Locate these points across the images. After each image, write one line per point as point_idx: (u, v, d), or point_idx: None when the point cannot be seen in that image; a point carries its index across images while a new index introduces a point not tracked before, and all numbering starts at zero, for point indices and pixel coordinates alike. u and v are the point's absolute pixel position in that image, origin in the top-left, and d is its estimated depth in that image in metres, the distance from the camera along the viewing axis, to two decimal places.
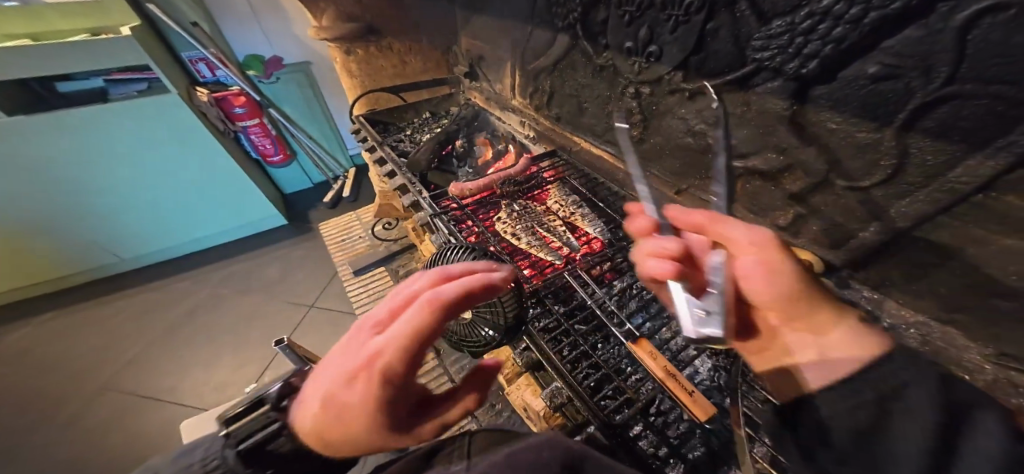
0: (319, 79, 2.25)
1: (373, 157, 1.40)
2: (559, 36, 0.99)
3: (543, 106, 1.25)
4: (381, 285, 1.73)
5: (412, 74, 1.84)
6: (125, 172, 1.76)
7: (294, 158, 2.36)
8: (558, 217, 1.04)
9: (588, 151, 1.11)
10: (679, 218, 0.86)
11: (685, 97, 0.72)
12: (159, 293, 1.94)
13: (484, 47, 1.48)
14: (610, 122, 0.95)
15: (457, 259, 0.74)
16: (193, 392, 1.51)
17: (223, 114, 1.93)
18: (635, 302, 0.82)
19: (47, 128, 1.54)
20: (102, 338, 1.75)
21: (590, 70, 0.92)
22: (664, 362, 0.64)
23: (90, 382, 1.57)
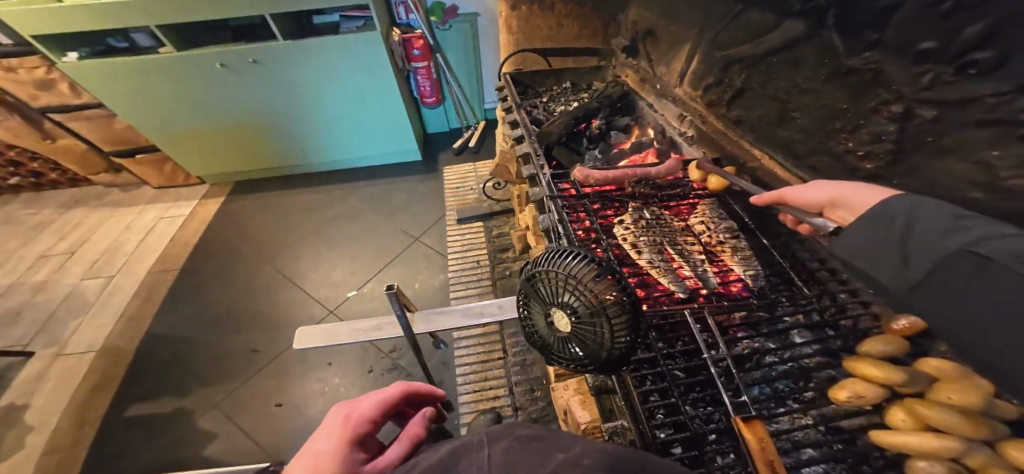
0: (481, 34, 2.28)
1: (509, 119, 1.40)
2: (789, 21, 0.78)
3: (719, 103, 1.07)
4: (473, 239, 1.84)
5: (563, 40, 1.74)
6: (343, 97, 2.05)
7: (443, 103, 2.49)
8: (697, 240, 0.93)
9: (769, 171, 0.87)
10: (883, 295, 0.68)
11: (1015, 136, 0.44)
12: (306, 193, 2.30)
13: (659, 21, 1.31)
14: (825, 144, 0.74)
15: (568, 265, 0.68)
16: (314, 284, 1.77)
17: (405, 53, 2.11)
18: (758, 373, 0.69)
19: (299, 50, 1.83)
20: (261, 218, 2.15)
21: (825, 72, 0.71)
22: (768, 448, 0.50)
23: (248, 252, 1.95)
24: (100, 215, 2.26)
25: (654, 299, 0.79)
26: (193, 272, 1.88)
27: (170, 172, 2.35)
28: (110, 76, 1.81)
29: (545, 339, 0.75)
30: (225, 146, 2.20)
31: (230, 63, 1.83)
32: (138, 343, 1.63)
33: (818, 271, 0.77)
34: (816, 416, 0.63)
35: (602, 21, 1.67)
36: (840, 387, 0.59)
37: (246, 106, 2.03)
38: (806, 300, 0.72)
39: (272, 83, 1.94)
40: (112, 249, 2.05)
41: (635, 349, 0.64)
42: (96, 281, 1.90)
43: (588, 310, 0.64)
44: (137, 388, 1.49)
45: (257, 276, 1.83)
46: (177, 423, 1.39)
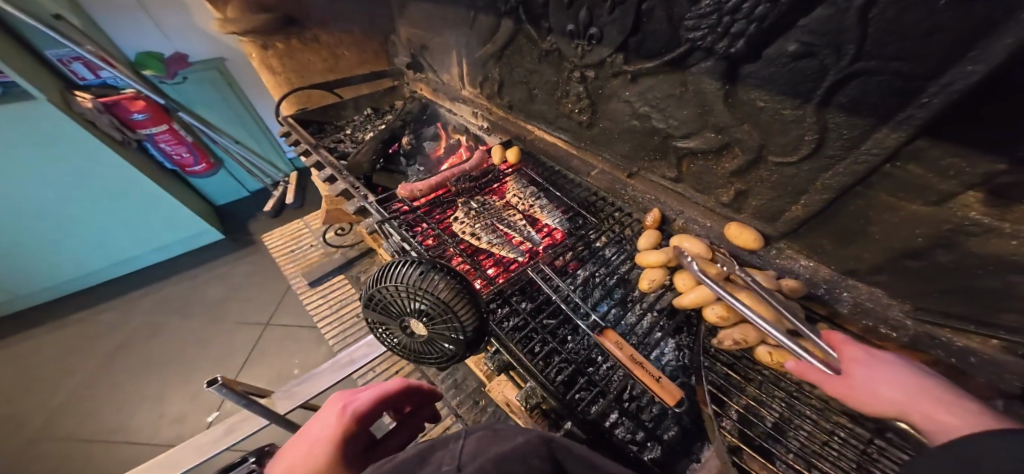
0: (235, 78, 2.05)
1: (309, 162, 1.28)
2: (502, 20, 0.95)
3: (494, 95, 1.21)
4: (344, 295, 1.66)
5: (344, 68, 1.71)
6: (25, 202, 1.55)
7: (218, 165, 2.17)
8: (518, 209, 1.04)
9: (543, 138, 1.10)
10: (631, 203, 0.90)
11: (628, 80, 0.71)
12: (87, 326, 1.75)
13: (425, 35, 1.40)
14: (559, 109, 0.93)
15: (405, 274, 0.71)
16: (146, 426, 1.40)
17: (118, 121, 1.70)
18: (598, 292, 0.84)
19: None
20: (18, 383, 1.55)
21: (536, 55, 0.88)
22: (629, 350, 0.68)
23: (6, 436, 1.39)
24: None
25: (506, 269, 0.90)
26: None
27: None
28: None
29: (415, 349, 0.77)
30: None
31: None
32: None
33: (596, 202, 0.96)
34: (649, 306, 0.80)
35: (377, 43, 1.65)
36: (642, 278, 0.79)
37: None
38: (601, 223, 0.91)
39: None
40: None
41: (484, 319, 0.72)
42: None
43: (433, 308, 0.69)
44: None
45: (39, 462, 1.32)
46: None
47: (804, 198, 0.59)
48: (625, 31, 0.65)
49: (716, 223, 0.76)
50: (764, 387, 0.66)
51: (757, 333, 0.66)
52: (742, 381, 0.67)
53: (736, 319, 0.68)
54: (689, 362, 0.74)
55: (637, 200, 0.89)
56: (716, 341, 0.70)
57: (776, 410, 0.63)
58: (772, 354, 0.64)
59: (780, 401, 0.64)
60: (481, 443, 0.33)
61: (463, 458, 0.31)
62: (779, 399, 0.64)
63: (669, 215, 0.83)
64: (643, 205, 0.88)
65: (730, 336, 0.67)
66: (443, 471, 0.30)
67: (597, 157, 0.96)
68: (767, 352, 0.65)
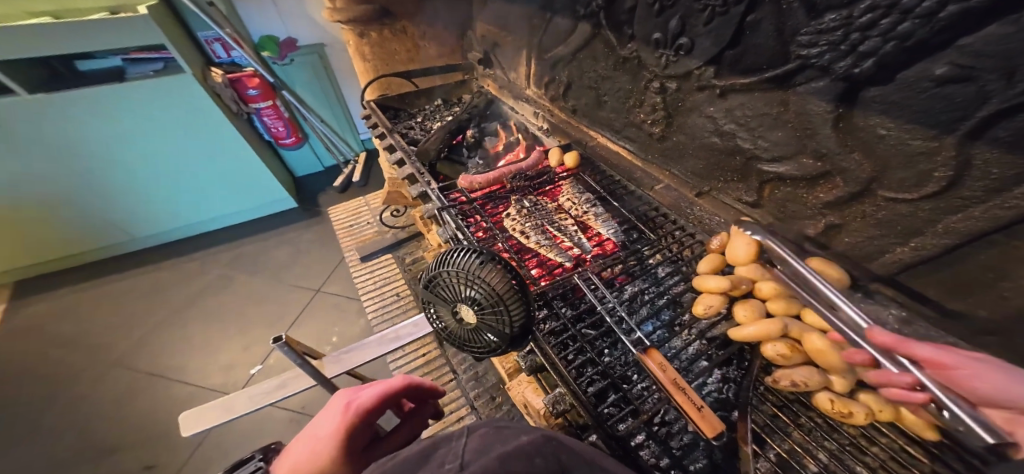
0: (332, 64, 2.24)
1: (382, 145, 1.37)
2: (581, 24, 0.95)
3: (558, 97, 1.21)
4: (388, 272, 1.78)
5: (425, 60, 1.79)
6: (146, 157, 1.78)
7: (306, 141, 2.36)
8: (569, 214, 1.04)
9: (604, 146, 1.07)
10: (697, 224, 0.85)
11: (716, 95, 0.68)
12: (165, 275, 1.96)
13: (499, 33, 1.44)
14: (629, 118, 0.91)
15: (465, 261, 0.74)
16: (200, 370, 1.54)
17: (237, 95, 1.92)
18: (644, 309, 0.80)
19: (57, 111, 1.54)
20: (108, 316, 1.78)
21: (611, 61, 0.87)
22: (674, 375, 0.61)
23: (94, 360, 1.60)
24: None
25: (552, 273, 0.89)
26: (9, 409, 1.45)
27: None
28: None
29: (459, 335, 0.79)
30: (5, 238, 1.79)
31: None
32: None
33: (655, 218, 0.92)
34: (697, 331, 0.75)
35: (455, 37, 1.72)
36: (697, 301, 0.75)
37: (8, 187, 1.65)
38: (656, 240, 0.87)
39: (33, 153, 1.60)
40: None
41: (532, 317, 0.71)
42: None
43: (487, 297, 0.71)
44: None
45: (115, 387, 1.50)
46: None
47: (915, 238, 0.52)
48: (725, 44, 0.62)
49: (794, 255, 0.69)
50: (815, 436, 0.60)
51: (820, 377, 0.60)
52: (789, 425, 0.61)
53: (800, 359, 0.63)
54: (732, 397, 0.68)
55: (703, 222, 0.85)
56: (770, 378, 0.64)
57: (823, 462, 0.57)
58: (833, 401, 0.58)
59: (830, 454, 0.58)
60: (484, 443, 0.32)
61: (467, 456, 0.31)
62: (830, 451, 0.58)
63: (738, 240, 0.77)
64: (710, 227, 0.83)
65: (788, 375, 0.61)
66: (445, 468, 0.29)
67: (666, 172, 0.92)
68: (828, 399, 0.59)
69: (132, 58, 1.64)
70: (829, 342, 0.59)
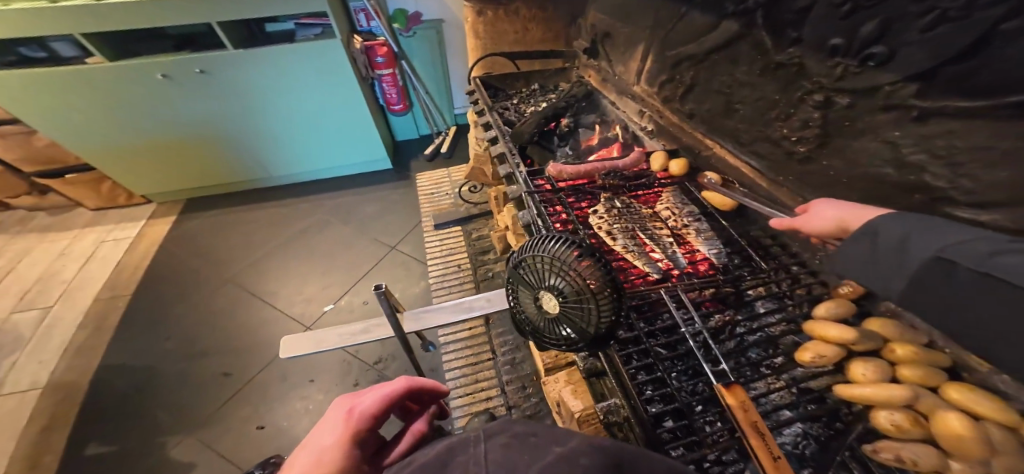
0: (447, 40, 2.33)
1: (482, 120, 1.47)
2: (726, 22, 0.86)
3: (673, 98, 1.14)
4: (453, 243, 1.93)
5: (529, 43, 1.78)
6: (299, 107, 2.03)
7: (410, 109, 2.54)
8: (665, 224, 0.97)
9: (720, 159, 0.98)
10: (823, 263, 0.76)
11: (908, 117, 0.54)
12: (274, 211, 2.22)
13: (614, 23, 1.38)
14: (766, 131, 0.82)
15: (555, 249, 0.71)
16: (287, 299, 1.75)
17: (368, 61, 2.13)
18: (731, 343, 0.73)
19: (241, 62, 1.80)
20: (227, 237, 2.08)
21: (759, 67, 0.79)
22: (754, 418, 0.52)
23: (212, 272, 1.90)
24: (35, 243, 2.12)
25: (633, 281, 0.83)
26: (154, 298, 1.80)
27: (109, 194, 2.23)
28: (39, 87, 1.72)
29: (536, 323, 0.78)
30: (179, 164, 2.13)
31: (173, 73, 1.77)
32: (90, 373, 1.55)
33: (767, 244, 0.86)
34: (786, 379, 0.66)
35: (563, 23, 1.73)
36: (802, 347, 0.65)
37: (191, 121, 1.97)
38: (763, 271, 0.80)
39: (217, 96, 1.89)
40: (48, 277, 1.93)
41: (619, 320, 0.67)
42: (30, 313, 1.78)
43: (574, 290, 0.67)
44: (93, 424, 1.40)
45: (225, 299, 1.77)
46: (143, 455, 1.33)
47: None
48: (944, 56, 0.47)
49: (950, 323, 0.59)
50: None
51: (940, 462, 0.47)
52: None
53: (921, 437, 0.51)
54: (812, 456, 0.59)
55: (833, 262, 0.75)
56: (869, 447, 0.53)
57: None
58: None
59: None
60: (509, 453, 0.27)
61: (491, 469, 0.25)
62: None
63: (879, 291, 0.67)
64: (843, 270, 0.72)
65: (894, 448, 0.50)
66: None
67: (797, 198, 0.79)
68: None
69: (300, 22, 1.90)
70: (974, 426, 0.46)
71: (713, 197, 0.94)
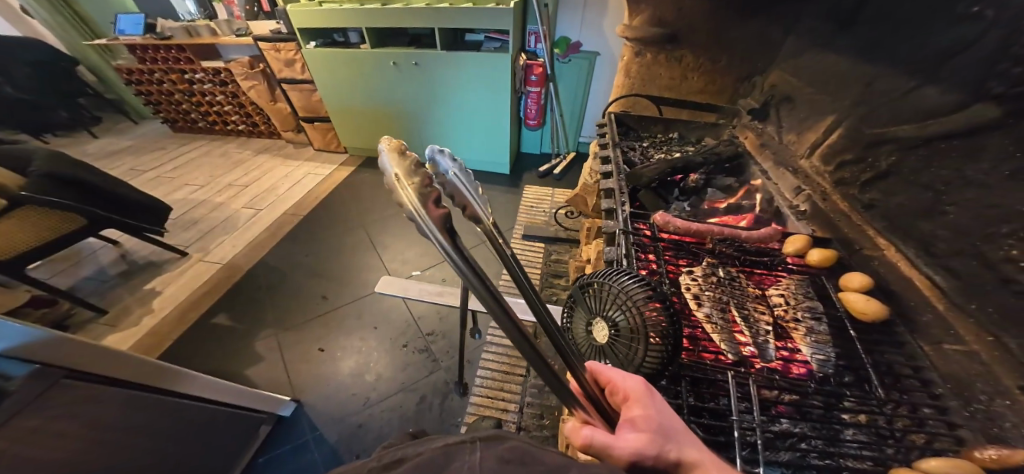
0: (596, 71, 2.43)
1: (603, 154, 1.48)
2: (979, 105, 0.68)
3: (852, 183, 0.95)
4: (532, 257, 1.94)
5: (685, 91, 1.70)
6: (469, 107, 2.36)
7: (542, 127, 2.70)
8: (768, 310, 0.82)
9: (894, 265, 0.78)
10: (972, 418, 0.60)
11: None
12: None
13: (801, 87, 1.25)
14: (978, 247, 0.65)
15: (622, 282, 0.72)
16: (394, 258, 2.02)
17: (524, 76, 2.34)
18: (787, 456, 0.61)
19: (436, 59, 2.15)
20: (374, 196, 2.50)
21: (1016, 168, 0.61)
22: None
23: (352, 219, 2.30)
24: (280, 163, 2.87)
25: (699, 353, 0.74)
26: (316, 226, 2.24)
27: (329, 139, 2.92)
28: (318, 61, 2.33)
29: (579, 347, 0.78)
30: (375, 128, 2.68)
31: (395, 61, 2.22)
32: (251, 264, 1.98)
33: (902, 374, 0.69)
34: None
35: (733, 79, 1.62)
36: None
37: (390, 98, 2.45)
38: (876, 400, 0.65)
39: (418, 83, 2.31)
40: (270, 190, 2.56)
41: (664, 373, 0.65)
42: (249, 211, 2.38)
43: (630, 327, 0.68)
44: (239, 302, 1.78)
45: (352, 241, 2.14)
46: (250, 341, 1.62)
47: None
48: None
49: None
50: None
51: None
52: None
53: None
54: None
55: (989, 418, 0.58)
56: None
57: None
58: None
59: None
60: None
61: None
62: None
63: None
64: (995, 433, 0.56)
65: None
66: None
67: (981, 334, 0.62)
68: None
69: (489, 36, 2.18)
70: None
71: (852, 300, 0.76)
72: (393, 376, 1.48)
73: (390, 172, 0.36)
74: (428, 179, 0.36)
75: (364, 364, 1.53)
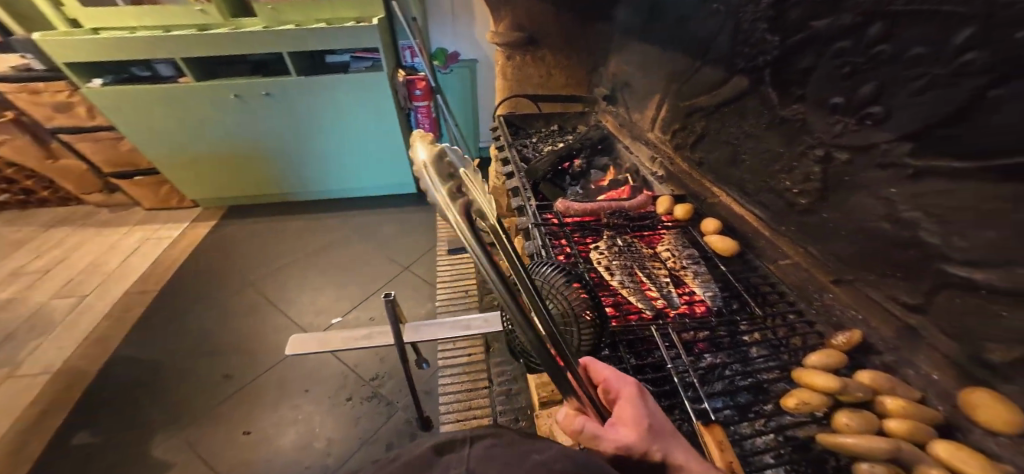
0: (479, 78, 2.53)
1: (501, 156, 1.58)
2: (735, 77, 0.92)
3: (685, 146, 1.19)
4: (465, 269, 1.96)
5: (553, 86, 1.88)
6: (341, 133, 2.23)
7: (439, 140, 2.71)
8: (663, 265, 0.99)
9: (726, 206, 1.02)
10: (820, 313, 0.75)
11: (907, 174, 0.57)
12: (302, 226, 2.39)
13: (633, 73, 1.49)
14: (769, 183, 0.87)
15: (548, 274, 0.79)
16: (298, 310, 1.82)
17: (407, 93, 2.27)
18: (721, 385, 0.71)
19: (294, 87, 2.00)
20: (260, 244, 2.25)
21: (765, 120, 0.85)
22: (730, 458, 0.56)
23: (241, 276, 2.02)
24: (91, 236, 2.34)
25: (625, 317, 0.84)
26: (190, 299, 1.90)
27: (164, 195, 2.50)
28: (124, 104, 1.93)
29: (526, 345, 0.84)
30: (232, 174, 2.35)
31: (244, 94, 1.99)
32: (95, 367, 1.60)
33: (767, 292, 0.84)
34: (772, 425, 0.64)
35: (586, 71, 1.86)
36: (794, 396, 0.60)
37: (240, 134, 2.16)
38: (760, 318, 0.79)
39: (276, 115, 2.10)
40: (93, 268, 2.11)
41: (601, 344, 0.75)
42: (69, 301, 1.91)
43: (562, 312, 0.76)
44: (90, 414, 1.43)
45: (243, 301, 1.88)
46: (129, 454, 1.31)
47: None
48: (935, 118, 0.52)
49: (947, 378, 0.57)
50: None
51: None
52: None
53: None
54: None
55: (829, 313, 0.74)
56: None
57: None
58: None
59: None
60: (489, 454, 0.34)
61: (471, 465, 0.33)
62: None
63: (873, 344, 0.66)
64: (836, 321, 0.72)
65: None
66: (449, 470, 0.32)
67: (798, 249, 0.83)
68: None
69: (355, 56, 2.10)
70: None
71: (713, 241, 0.96)
72: (349, 435, 1.37)
73: (434, 194, 0.39)
74: (466, 207, 0.37)
75: (310, 432, 1.38)
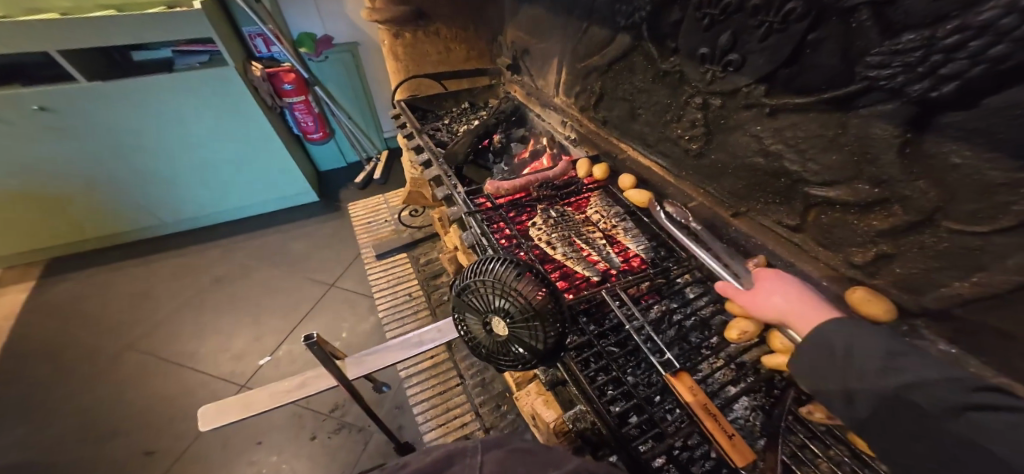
0: (365, 63, 2.33)
1: (412, 144, 1.47)
2: (619, 35, 0.96)
3: (588, 107, 1.22)
4: (400, 271, 1.87)
5: (455, 61, 1.82)
6: (176, 144, 1.86)
7: (331, 137, 2.45)
8: (597, 227, 1.02)
9: (635, 160, 1.07)
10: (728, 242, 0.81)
11: (763, 114, 0.66)
12: (184, 262, 2.01)
13: (530, 39, 1.46)
14: (663, 132, 0.93)
15: (496, 271, 0.70)
16: (209, 360, 1.57)
17: (273, 89, 2.01)
18: (673, 331, 0.77)
19: (79, 95, 1.60)
20: (129, 295, 1.85)
21: (650, 74, 0.89)
22: (704, 400, 0.52)
23: (109, 340, 1.65)
24: None
25: (577, 289, 0.85)
26: (51, 381, 1.51)
27: None
28: None
29: (489, 349, 0.75)
30: (44, 218, 1.87)
31: (7, 117, 1.56)
32: None
33: None
34: (724, 357, 0.71)
35: (485, 41, 1.79)
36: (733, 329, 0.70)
37: (31, 166, 1.71)
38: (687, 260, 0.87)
39: (71, 135, 1.68)
40: None
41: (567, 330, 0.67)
42: None
43: (520, 309, 0.66)
44: None
45: (131, 363, 1.57)
46: None
47: (962, 240, 0.46)
48: (777, 63, 0.60)
49: (834, 283, 0.64)
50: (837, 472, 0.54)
51: None
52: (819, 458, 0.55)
53: None
54: (762, 425, 0.63)
55: (739, 244, 0.78)
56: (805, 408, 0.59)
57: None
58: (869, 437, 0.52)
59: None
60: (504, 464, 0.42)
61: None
62: None
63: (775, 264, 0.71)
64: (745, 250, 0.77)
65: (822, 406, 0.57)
66: None
67: (699, 189, 0.88)
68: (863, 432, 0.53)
69: (179, 50, 1.76)
70: None
71: (634, 196, 1.00)
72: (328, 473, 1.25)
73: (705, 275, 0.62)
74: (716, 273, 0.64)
75: None
